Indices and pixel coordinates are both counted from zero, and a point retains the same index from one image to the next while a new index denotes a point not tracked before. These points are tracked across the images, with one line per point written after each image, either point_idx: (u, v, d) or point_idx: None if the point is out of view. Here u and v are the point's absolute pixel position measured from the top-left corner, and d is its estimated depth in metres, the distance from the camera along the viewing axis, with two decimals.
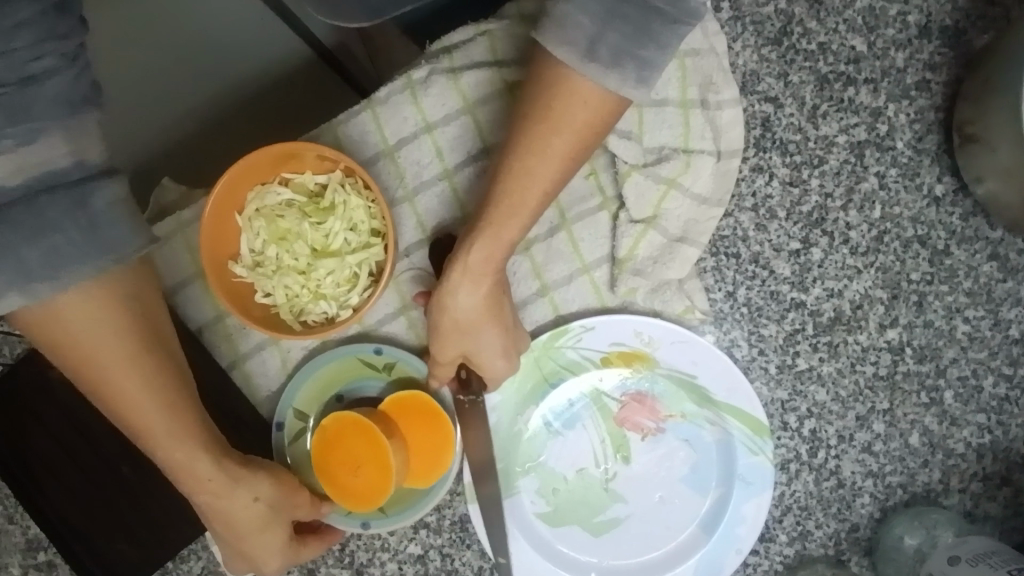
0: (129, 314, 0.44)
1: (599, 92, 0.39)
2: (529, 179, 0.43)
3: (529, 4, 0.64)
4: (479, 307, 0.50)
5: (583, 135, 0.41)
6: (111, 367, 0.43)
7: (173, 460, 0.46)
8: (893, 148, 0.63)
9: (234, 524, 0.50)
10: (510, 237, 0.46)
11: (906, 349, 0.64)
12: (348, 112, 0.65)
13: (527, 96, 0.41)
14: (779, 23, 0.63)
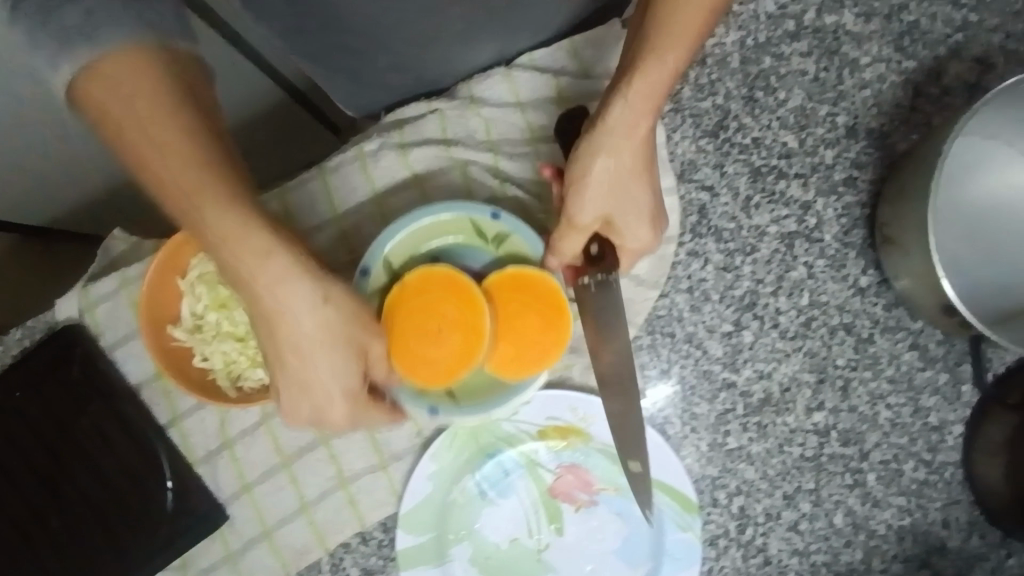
0: (167, 110, 0.46)
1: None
2: (704, 1, 0.51)
3: (481, 86, 0.67)
4: (650, 123, 0.54)
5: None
6: (148, 142, 0.46)
7: (233, 236, 0.48)
8: (821, 240, 0.67)
9: (307, 332, 0.52)
10: (686, 34, 0.52)
11: (832, 432, 0.66)
12: (300, 179, 0.67)
13: None
14: (716, 117, 0.67)
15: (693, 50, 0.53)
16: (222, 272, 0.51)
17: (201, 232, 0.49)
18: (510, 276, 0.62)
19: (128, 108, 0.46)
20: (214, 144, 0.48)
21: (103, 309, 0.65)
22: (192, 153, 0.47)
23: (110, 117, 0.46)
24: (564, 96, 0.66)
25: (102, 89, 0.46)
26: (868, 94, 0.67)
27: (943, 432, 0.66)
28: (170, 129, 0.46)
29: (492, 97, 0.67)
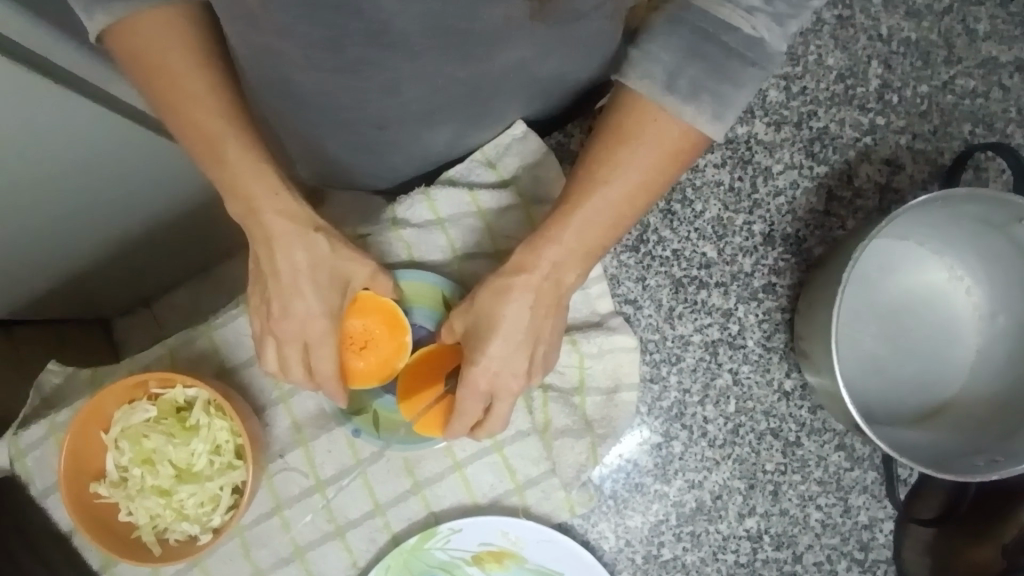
0: (193, 46, 0.53)
1: (681, 121, 0.48)
2: (625, 180, 0.50)
3: (403, 208, 0.67)
4: (554, 286, 0.54)
5: (667, 147, 0.49)
6: (177, 62, 0.52)
7: (243, 167, 0.53)
8: (744, 345, 0.68)
9: (295, 262, 0.55)
10: (594, 216, 0.51)
11: (764, 537, 0.67)
12: (227, 314, 0.67)
13: (610, 115, 0.51)
14: (636, 231, 0.68)
15: (608, 232, 0.52)
16: (239, 210, 0.55)
17: (219, 173, 0.54)
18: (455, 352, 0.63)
19: (162, 47, 0.52)
20: (241, 102, 0.55)
21: (32, 457, 0.64)
22: (225, 100, 0.53)
23: (138, 55, 0.52)
24: (483, 208, 0.67)
25: (138, 33, 0.51)
26: (782, 201, 0.68)
27: (873, 529, 0.67)
28: (198, 86, 0.53)
29: (415, 217, 0.67)
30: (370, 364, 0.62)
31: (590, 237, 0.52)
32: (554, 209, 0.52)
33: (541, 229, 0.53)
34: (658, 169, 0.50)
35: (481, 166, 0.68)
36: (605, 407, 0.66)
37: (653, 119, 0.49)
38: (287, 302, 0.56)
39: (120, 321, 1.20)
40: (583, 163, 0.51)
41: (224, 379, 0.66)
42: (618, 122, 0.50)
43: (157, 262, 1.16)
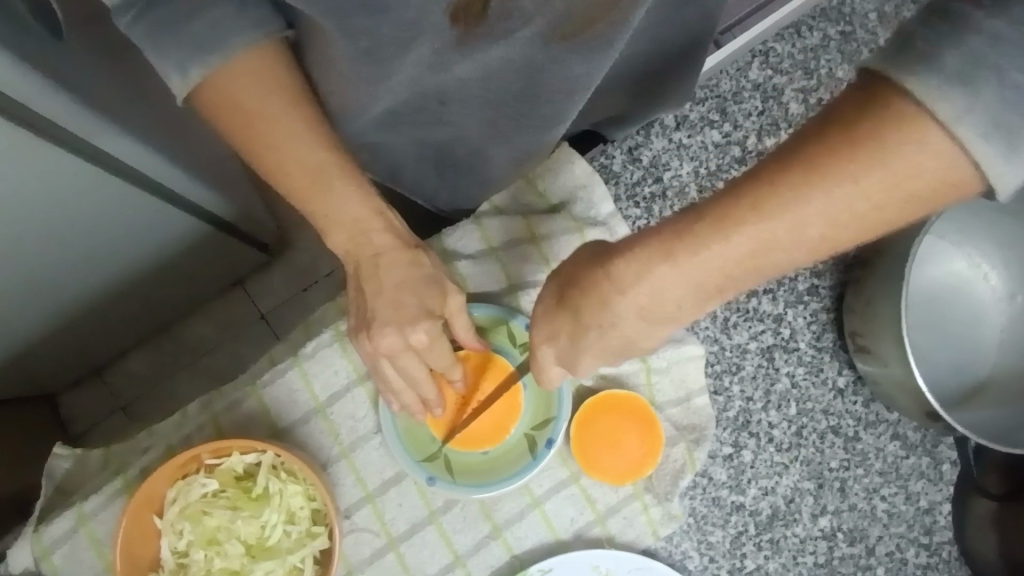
0: (289, 84, 0.48)
1: (957, 149, 0.32)
2: (802, 220, 0.36)
3: (451, 238, 0.65)
4: (638, 320, 0.44)
5: (899, 190, 0.34)
6: (280, 106, 0.48)
7: (354, 202, 0.51)
8: (797, 348, 0.70)
9: (400, 289, 0.53)
10: (729, 257, 0.38)
11: (838, 534, 0.68)
12: (273, 370, 0.62)
13: (845, 113, 0.34)
14: None
15: (729, 276, 0.40)
16: (348, 247, 0.53)
17: (330, 214, 0.51)
18: (600, 406, 0.63)
19: (257, 91, 0.47)
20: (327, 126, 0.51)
21: (60, 554, 0.58)
22: (321, 129, 0.50)
23: (237, 107, 0.47)
24: (536, 233, 0.65)
25: (233, 85, 0.46)
26: None
27: (934, 513, 0.69)
28: (302, 127, 0.49)
29: (465, 249, 0.65)
30: (483, 426, 0.62)
31: (709, 277, 0.40)
32: (685, 222, 0.39)
33: (662, 237, 0.40)
34: (863, 214, 0.35)
35: (525, 191, 0.67)
36: (685, 417, 0.65)
37: (917, 134, 0.32)
38: (390, 306, 0.53)
39: (77, 394, 1.18)
40: (758, 173, 0.36)
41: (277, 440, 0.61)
42: (859, 134, 0.33)
43: (115, 330, 1.10)
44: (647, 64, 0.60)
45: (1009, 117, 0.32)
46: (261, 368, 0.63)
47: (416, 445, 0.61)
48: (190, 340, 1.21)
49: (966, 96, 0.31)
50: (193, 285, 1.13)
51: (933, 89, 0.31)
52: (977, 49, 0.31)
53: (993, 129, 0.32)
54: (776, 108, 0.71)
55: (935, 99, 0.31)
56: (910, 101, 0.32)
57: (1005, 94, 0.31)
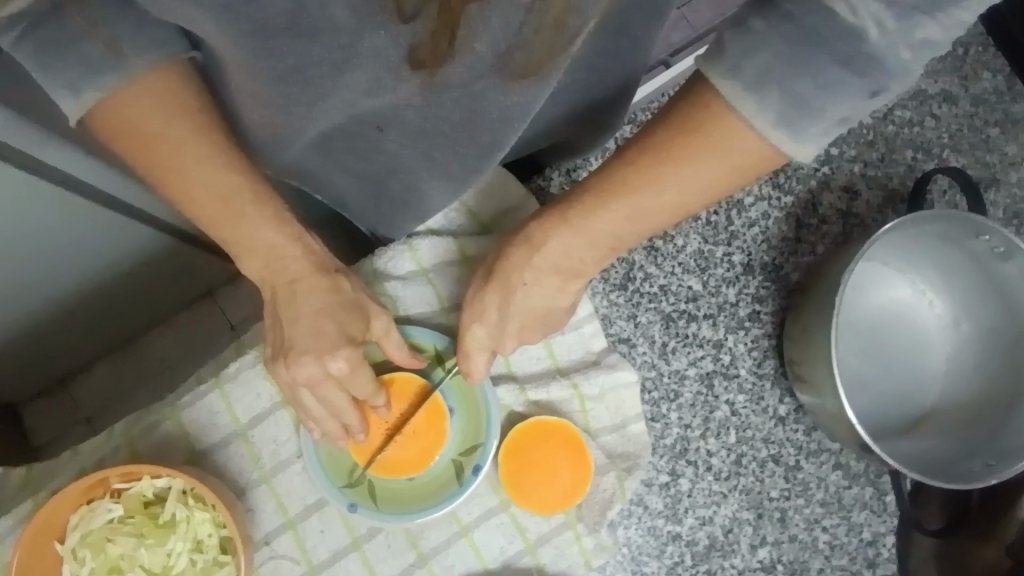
0: (192, 106, 0.47)
1: (762, 137, 0.39)
2: (661, 190, 0.42)
3: (384, 260, 0.65)
4: (552, 281, 0.50)
5: (728, 164, 0.41)
6: (183, 130, 0.47)
7: (267, 226, 0.50)
8: (737, 375, 0.69)
9: (315, 316, 0.51)
10: (613, 222, 0.45)
11: (778, 566, 0.67)
12: (195, 392, 0.61)
13: (678, 105, 0.41)
14: (622, 270, 0.68)
15: (616, 239, 0.46)
16: (264, 272, 0.51)
17: (244, 239, 0.50)
18: (529, 434, 0.61)
19: (156, 114, 0.46)
20: (238, 149, 0.50)
21: None
22: (230, 153, 0.49)
23: (138, 131, 0.46)
24: (467, 254, 0.64)
25: (129, 108, 0.45)
26: (757, 231, 0.71)
27: (877, 545, 0.68)
28: (209, 150, 0.48)
29: (398, 270, 0.65)
30: (410, 451, 0.60)
31: (601, 241, 0.46)
32: (576, 193, 0.46)
33: (560, 207, 0.47)
34: (707, 184, 0.42)
35: (458, 213, 0.66)
36: (620, 445, 0.64)
37: (731, 123, 0.39)
38: (309, 334, 0.51)
39: (34, 403, 1.14)
40: (626, 152, 0.43)
41: (197, 465, 0.60)
42: (688, 122, 0.40)
43: (73, 343, 1.08)
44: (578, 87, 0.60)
45: (790, 113, 0.37)
46: (184, 390, 0.61)
47: (339, 470, 0.59)
48: (154, 355, 1.17)
49: (759, 97, 0.37)
50: (154, 298, 1.10)
51: (734, 90, 0.38)
52: (760, 61, 0.36)
53: (781, 118, 0.38)
54: None
55: (740, 99, 0.38)
56: (723, 99, 0.39)
57: (787, 94, 0.37)
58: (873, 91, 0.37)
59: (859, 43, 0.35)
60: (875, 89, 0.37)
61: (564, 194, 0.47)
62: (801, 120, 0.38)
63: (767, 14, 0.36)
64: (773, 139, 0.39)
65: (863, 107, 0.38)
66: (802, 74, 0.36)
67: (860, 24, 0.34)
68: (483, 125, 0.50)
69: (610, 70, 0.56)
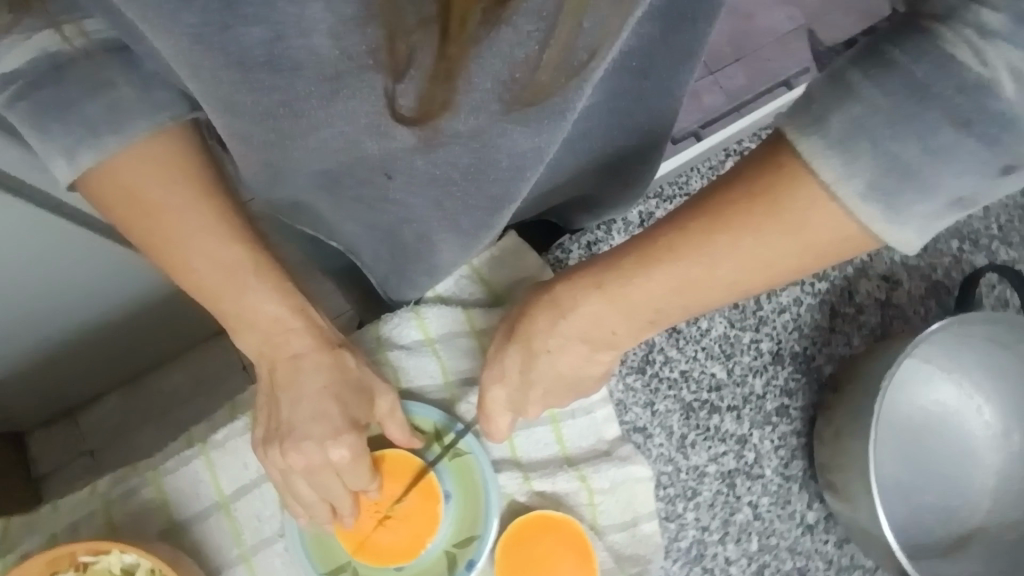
0: (194, 173, 0.46)
1: (849, 215, 0.33)
2: (714, 263, 0.38)
3: (390, 327, 0.61)
4: (586, 346, 0.45)
5: (800, 238, 0.35)
6: (184, 199, 0.45)
7: (266, 299, 0.48)
8: (761, 475, 0.63)
9: (314, 395, 0.48)
10: (657, 293, 0.40)
11: None
12: (180, 457, 0.57)
13: (746, 165, 0.36)
14: (641, 351, 0.64)
15: (659, 311, 0.41)
16: (261, 343, 0.49)
17: (241, 312, 0.48)
18: (528, 526, 0.57)
19: (154, 181, 0.44)
20: (242, 218, 0.48)
21: None
22: (232, 223, 0.47)
23: (136, 196, 0.44)
24: (478, 327, 0.61)
25: (129, 173, 0.44)
26: (788, 317, 0.66)
27: None
28: (209, 218, 0.46)
29: (403, 339, 0.61)
30: (400, 539, 0.55)
31: (640, 312, 0.42)
32: (616, 256, 0.41)
33: (596, 270, 0.42)
34: (771, 263, 0.37)
35: (469, 281, 0.63)
36: (630, 546, 0.58)
37: (807, 194, 0.34)
38: (311, 419, 0.48)
39: (33, 433, 1.04)
40: (678, 216, 0.38)
41: (172, 538, 0.56)
42: (753, 186, 0.35)
43: (85, 375, 1.02)
44: (603, 162, 0.57)
45: (883, 177, 0.31)
46: (169, 453, 0.58)
47: (324, 556, 0.55)
48: (163, 387, 1.06)
49: (848, 161, 0.32)
50: (173, 333, 1.06)
51: (817, 152, 0.32)
52: (857, 115, 0.31)
53: (872, 189, 0.32)
54: None
55: (822, 162, 0.32)
56: (802, 161, 0.33)
57: (892, 155, 0.31)
58: (1006, 166, 0.30)
59: (987, 100, 0.29)
60: (1008, 163, 0.30)
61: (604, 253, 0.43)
62: (902, 193, 0.32)
63: (863, 61, 0.31)
64: (863, 217, 0.33)
65: (987, 190, 0.32)
66: (909, 136, 0.30)
67: (990, 77, 0.28)
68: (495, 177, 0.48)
69: (633, 120, 0.53)
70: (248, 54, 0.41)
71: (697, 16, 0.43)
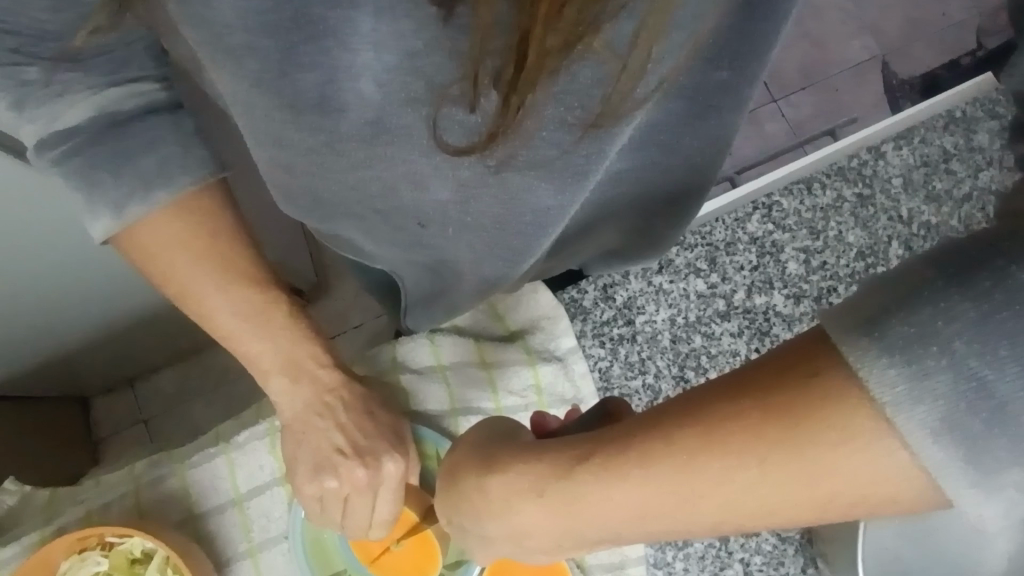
0: (229, 228, 0.51)
1: (905, 456, 0.25)
2: (694, 496, 0.30)
3: (405, 351, 0.68)
4: (529, 541, 0.38)
5: (817, 485, 0.27)
6: (223, 250, 0.50)
7: (297, 340, 0.54)
8: (756, 534, 0.63)
9: (351, 421, 0.56)
10: (619, 509, 0.32)
11: None
12: (204, 452, 0.63)
13: (760, 368, 0.28)
14: (646, 398, 0.64)
15: (632, 528, 0.33)
16: (290, 383, 0.54)
17: (271, 354, 0.53)
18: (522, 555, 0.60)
19: (193, 235, 0.49)
20: (268, 267, 0.54)
21: None
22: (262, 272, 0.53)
23: (175, 249, 0.49)
24: (486, 359, 0.68)
25: (169, 228, 0.49)
26: None
27: None
28: (246, 267, 0.51)
29: (416, 362, 0.67)
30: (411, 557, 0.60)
31: (602, 528, 0.34)
32: (583, 450, 0.34)
33: (551, 466, 0.35)
34: (782, 504, 0.28)
35: (486, 315, 0.70)
36: None
37: (850, 421, 0.26)
38: (354, 438, 0.56)
39: (101, 396, 1.12)
40: (661, 420, 0.31)
41: (189, 526, 0.61)
42: (763, 401, 0.27)
43: (147, 354, 1.09)
44: (633, 219, 0.58)
45: (963, 419, 0.23)
46: (194, 447, 0.63)
47: (321, 561, 0.60)
48: (217, 369, 1.13)
49: (916, 383, 0.24)
50: None
51: (876, 367, 0.24)
52: (934, 322, 0.23)
53: (944, 429, 0.23)
54: (772, 264, 0.67)
55: (871, 382, 0.24)
56: (841, 378, 0.25)
57: (966, 384, 0.23)
58: None
59: None
60: None
61: (571, 442, 0.36)
62: (989, 447, 0.23)
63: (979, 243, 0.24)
64: (925, 465, 0.24)
65: None
66: (999, 360, 0.23)
67: None
68: (514, 227, 0.49)
69: (659, 186, 0.53)
70: (300, 97, 0.40)
71: (719, 105, 0.46)
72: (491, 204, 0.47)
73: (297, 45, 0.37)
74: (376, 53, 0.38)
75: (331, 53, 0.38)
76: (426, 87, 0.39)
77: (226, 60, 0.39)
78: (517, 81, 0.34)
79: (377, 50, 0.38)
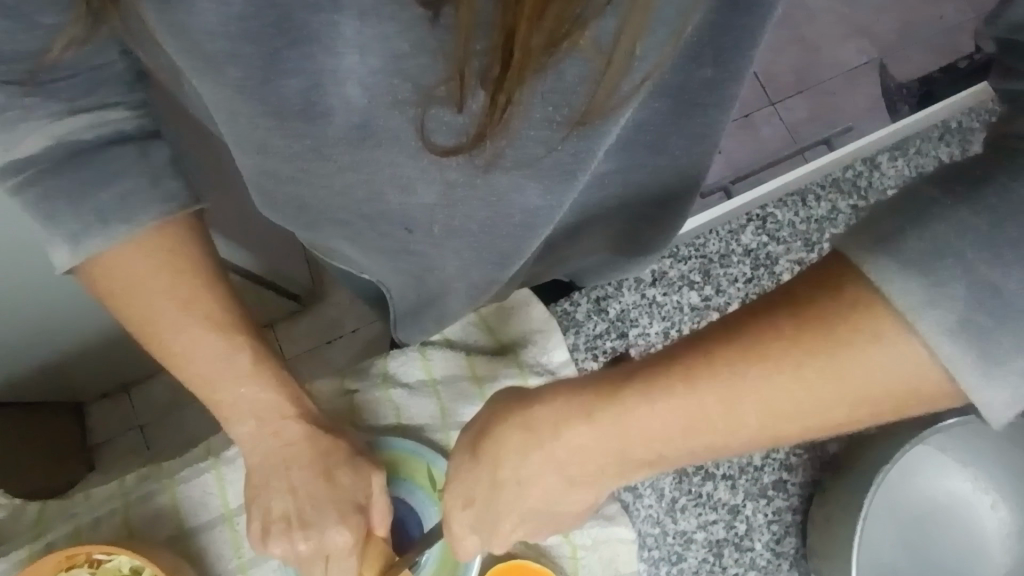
0: (196, 267, 0.50)
1: (923, 352, 0.30)
2: (734, 404, 0.34)
3: (396, 364, 0.67)
4: (563, 477, 0.42)
5: (846, 383, 0.32)
6: (189, 288, 0.49)
7: (263, 384, 0.52)
8: (750, 548, 0.62)
9: (317, 472, 0.53)
10: (660, 424, 0.36)
11: None
12: (194, 466, 0.62)
13: (792, 289, 0.33)
14: None
15: (671, 445, 0.37)
16: (255, 427, 0.53)
17: (237, 397, 0.52)
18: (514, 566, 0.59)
19: (156, 272, 0.48)
20: (239, 308, 0.52)
21: None
22: (232, 312, 0.51)
23: (137, 285, 0.48)
24: (477, 372, 0.67)
25: (134, 260, 0.48)
26: None
27: None
28: (213, 308, 0.50)
29: (407, 376, 0.67)
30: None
31: (642, 448, 0.38)
32: (622, 380, 0.38)
33: (589, 395, 0.39)
34: (813, 407, 0.33)
35: (477, 329, 0.69)
36: None
37: (879, 325, 0.30)
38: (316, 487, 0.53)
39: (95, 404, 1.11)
40: (701, 339, 0.35)
41: (180, 542, 0.61)
42: (800, 313, 0.32)
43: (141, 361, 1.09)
44: (626, 220, 0.57)
45: (975, 314, 0.29)
46: (184, 462, 0.63)
47: None
48: None
49: (931, 288, 0.29)
50: None
51: (901, 278, 0.29)
52: (940, 237, 0.29)
53: (957, 327, 0.29)
54: (766, 276, 0.67)
55: (896, 284, 0.29)
56: (868, 287, 0.30)
57: (968, 290, 0.29)
58: None
59: None
60: None
61: (610, 373, 0.40)
62: (987, 344, 0.29)
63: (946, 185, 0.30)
64: (940, 358, 0.29)
65: None
66: (987, 272, 0.28)
67: None
68: (505, 232, 0.49)
69: (651, 188, 0.53)
70: (285, 103, 0.40)
71: (708, 104, 0.45)
72: (481, 211, 0.47)
73: (279, 49, 0.37)
74: (360, 57, 0.37)
75: (314, 57, 0.37)
76: (411, 91, 0.39)
77: (206, 65, 0.39)
78: (502, 81, 0.34)
79: (361, 54, 0.37)
